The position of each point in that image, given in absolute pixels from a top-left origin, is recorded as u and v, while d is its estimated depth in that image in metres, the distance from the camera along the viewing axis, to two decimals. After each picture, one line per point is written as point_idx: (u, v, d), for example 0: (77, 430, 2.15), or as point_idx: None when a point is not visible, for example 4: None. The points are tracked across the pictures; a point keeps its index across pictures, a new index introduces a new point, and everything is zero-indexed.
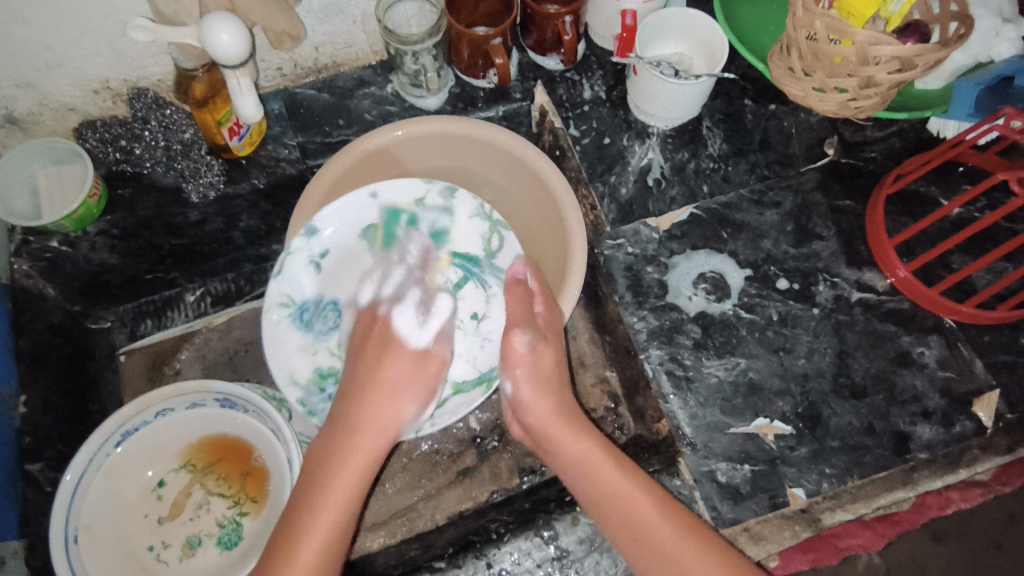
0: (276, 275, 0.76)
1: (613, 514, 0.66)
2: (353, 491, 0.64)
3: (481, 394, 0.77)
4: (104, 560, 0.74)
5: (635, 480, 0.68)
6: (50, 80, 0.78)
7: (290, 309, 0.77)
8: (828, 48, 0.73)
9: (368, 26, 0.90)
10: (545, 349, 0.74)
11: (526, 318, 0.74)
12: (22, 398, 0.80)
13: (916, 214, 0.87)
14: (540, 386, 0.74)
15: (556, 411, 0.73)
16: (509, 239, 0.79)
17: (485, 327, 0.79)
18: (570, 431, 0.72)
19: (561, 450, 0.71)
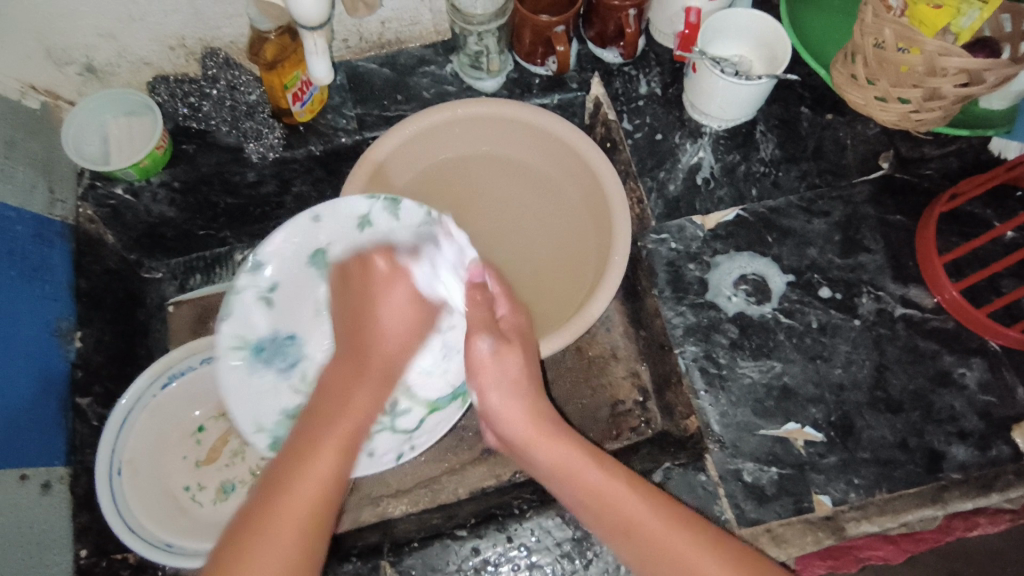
0: (222, 317, 0.73)
1: (597, 513, 0.64)
2: (348, 441, 0.63)
3: (457, 410, 0.77)
4: (145, 493, 0.79)
5: (614, 475, 0.65)
6: (131, 32, 0.82)
7: (245, 351, 0.74)
8: (895, 56, 0.73)
9: (434, 5, 0.92)
10: (508, 349, 0.70)
11: (484, 322, 0.72)
12: (77, 333, 0.83)
13: (968, 234, 0.86)
14: (516, 387, 0.71)
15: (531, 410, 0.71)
16: (468, 241, 0.76)
17: (452, 338, 0.76)
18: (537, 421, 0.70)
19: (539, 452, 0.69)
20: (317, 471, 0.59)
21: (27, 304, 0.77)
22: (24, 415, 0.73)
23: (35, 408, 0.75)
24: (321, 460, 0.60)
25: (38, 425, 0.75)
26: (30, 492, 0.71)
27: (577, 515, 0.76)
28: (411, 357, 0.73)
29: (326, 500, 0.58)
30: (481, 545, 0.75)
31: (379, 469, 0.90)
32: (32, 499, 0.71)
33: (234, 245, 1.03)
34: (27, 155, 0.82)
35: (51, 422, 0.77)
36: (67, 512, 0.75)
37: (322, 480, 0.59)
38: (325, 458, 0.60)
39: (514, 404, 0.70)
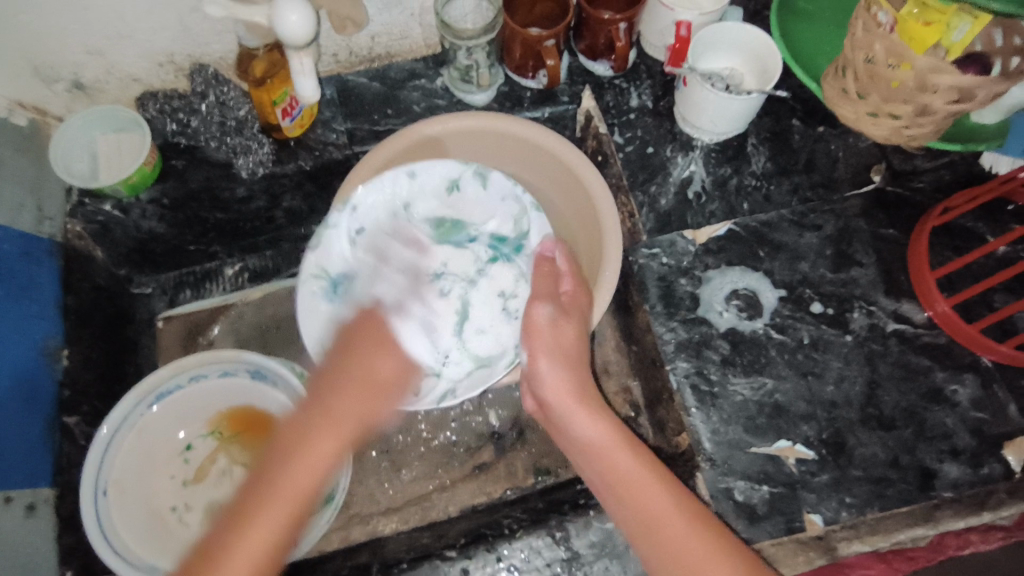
0: (313, 247, 0.77)
1: (622, 498, 0.66)
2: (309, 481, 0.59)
3: (505, 368, 0.77)
4: (130, 514, 0.78)
5: (649, 468, 0.67)
6: (119, 49, 0.81)
7: (323, 281, 0.77)
8: (886, 72, 0.72)
9: (424, 19, 0.91)
10: (572, 313, 0.73)
11: (549, 292, 0.74)
12: (65, 352, 0.82)
13: (960, 249, 0.85)
14: (563, 363, 0.72)
15: (577, 390, 0.72)
16: (539, 220, 0.80)
17: (512, 306, 0.80)
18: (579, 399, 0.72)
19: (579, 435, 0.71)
20: (275, 503, 0.57)
21: (14, 323, 0.77)
22: (9, 437, 0.73)
23: (21, 429, 0.75)
24: (285, 479, 0.59)
25: (24, 446, 0.74)
26: (14, 515, 0.71)
27: (566, 534, 0.76)
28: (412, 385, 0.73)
29: (291, 522, 0.57)
30: (470, 566, 0.75)
31: (369, 486, 0.90)
32: (16, 522, 0.71)
33: (226, 260, 1.02)
34: (13, 173, 0.82)
35: (37, 443, 0.76)
36: (52, 534, 0.75)
37: (285, 503, 0.57)
38: (290, 469, 0.59)
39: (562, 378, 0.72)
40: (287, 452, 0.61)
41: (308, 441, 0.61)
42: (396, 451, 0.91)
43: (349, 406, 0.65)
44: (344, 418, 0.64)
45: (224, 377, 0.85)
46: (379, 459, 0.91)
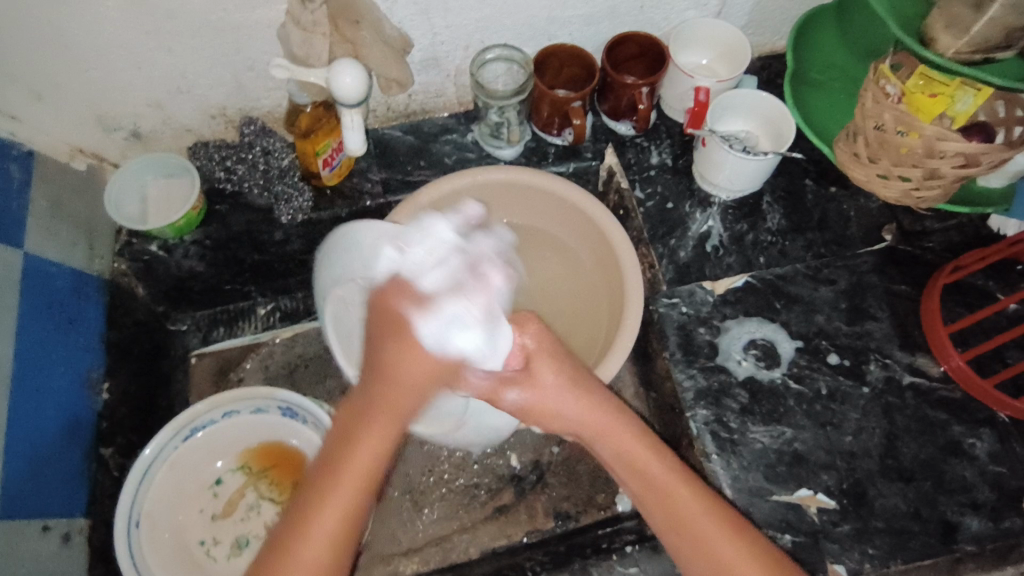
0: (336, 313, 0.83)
1: (690, 552, 0.63)
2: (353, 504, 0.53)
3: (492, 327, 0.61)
4: (160, 546, 0.82)
5: (717, 518, 0.63)
6: (177, 102, 0.88)
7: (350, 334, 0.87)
8: (895, 139, 0.77)
9: (459, 80, 0.98)
10: (535, 407, 0.68)
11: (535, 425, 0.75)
12: (105, 384, 0.86)
13: (972, 305, 0.88)
14: (571, 397, 0.67)
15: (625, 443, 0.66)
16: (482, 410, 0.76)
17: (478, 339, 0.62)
18: (618, 435, 0.66)
19: (634, 481, 0.66)
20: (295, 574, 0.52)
21: (60, 356, 0.81)
22: (51, 466, 0.76)
23: (60, 459, 0.78)
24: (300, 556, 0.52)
25: (63, 476, 0.78)
26: (50, 544, 0.74)
27: None
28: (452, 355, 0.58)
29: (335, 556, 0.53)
30: None
31: (391, 526, 0.90)
32: (51, 551, 0.74)
33: (258, 299, 1.05)
34: (70, 215, 0.87)
35: (74, 473, 0.79)
36: (83, 564, 0.78)
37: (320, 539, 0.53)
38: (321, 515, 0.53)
39: (592, 418, 0.67)
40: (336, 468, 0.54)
41: (335, 479, 0.54)
42: (418, 491, 0.93)
43: (380, 432, 0.55)
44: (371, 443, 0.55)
45: (257, 413, 0.88)
46: (401, 499, 0.92)
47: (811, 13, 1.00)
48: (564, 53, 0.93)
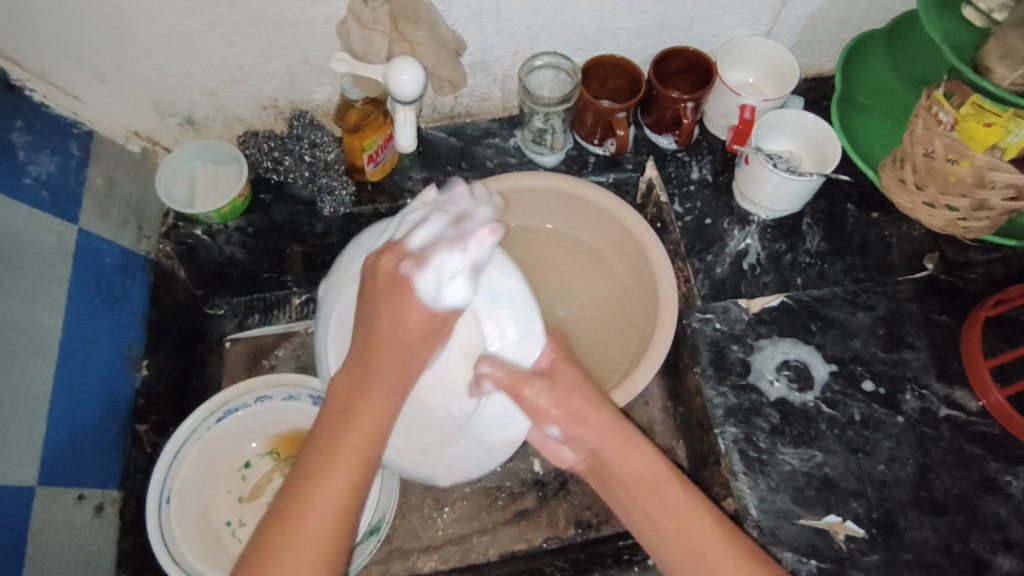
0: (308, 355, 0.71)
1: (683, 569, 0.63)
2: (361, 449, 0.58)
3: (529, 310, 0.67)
4: (187, 523, 0.83)
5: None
6: (231, 92, 0.90)
7: None
8: (945, 167, 0.77)
9: (505, 85, 0.99)
10: (562, 402, 0.67)
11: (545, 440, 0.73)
12: (144, 361, 0.88)
13: (1014, 340, 0.87)
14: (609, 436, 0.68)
15: (629, 460, 0.67)
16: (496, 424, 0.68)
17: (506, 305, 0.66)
18: (653, 490, 0.66)
19: (632, 504, 0.67)
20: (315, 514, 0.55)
21: (104, 331, 0.83)
22: (89, 438, 0.78)
23: (98, 431, 0.80)
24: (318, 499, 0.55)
25: (99, 448, 0.79)
26: (83, 513, 0.76)
27: None
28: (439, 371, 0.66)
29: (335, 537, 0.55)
30: None
31: (411, 522, 0.91)
32: (84, 520, 0.76)
33: (293, 289, 1.06)
34: (123, 195, 0.89)
35: (110, 446, 0.81)
36: (112, 536, 0.80)
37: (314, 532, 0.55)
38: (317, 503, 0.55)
39: (601, 434, 0.68)
40: (343, 433, 0.58)
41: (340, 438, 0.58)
42: (440, 489, 0.93)
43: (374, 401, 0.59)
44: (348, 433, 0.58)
45: (290, 399, 0.90)
46: (423, 496, 0.93)
47: (860, 38, 1.00)
48: (612, 63, 0.93)
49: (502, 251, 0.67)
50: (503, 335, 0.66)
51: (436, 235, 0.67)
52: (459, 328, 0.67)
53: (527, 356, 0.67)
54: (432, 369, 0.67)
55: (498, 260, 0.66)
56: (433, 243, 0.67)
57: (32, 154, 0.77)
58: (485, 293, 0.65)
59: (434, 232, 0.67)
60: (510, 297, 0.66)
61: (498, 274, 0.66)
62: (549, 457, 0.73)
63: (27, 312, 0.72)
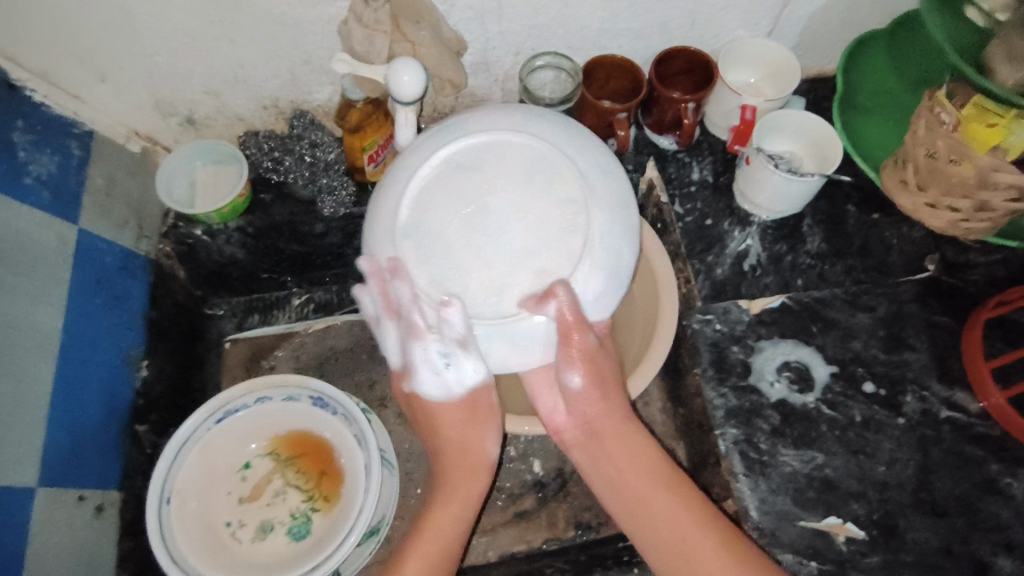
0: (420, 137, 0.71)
1: (659, 546, 0.68)
2: None
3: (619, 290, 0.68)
4: (188, 525, 0.82)
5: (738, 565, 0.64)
6: (232, 92, 0.90)
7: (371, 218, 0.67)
8: (947, 168, 0.77)
9: (506, 85, 0.99)
10: (591, 364, 0.70)
11: (548, 384, 0.74)
12: (144, 362, 0.88)
13: (1014, 342, 0.86)
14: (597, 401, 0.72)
15: (625, 440, 0.72)
16: (524, 348, 0.66)
17: (605, 258, 0.66)
18: (628, 458, 0.71)
19: (625, 483, 0.71)
20: None
21: (104, 331, 0.83)
22: (89, 439, 0.78)
23: (98, 432, 0.80)
24: None
25: (99, 449, 0.79)
26: (83, 514, 0.76)
27: None
28: (512, 267, 0.63)
29: None
30: None
31: (411, 523, 0.91)
32: (84, 521, 0.76)
33: (293, 289, 1.07)
34: (123, 195, 0.89)
35: (110, 447, 0.81)
36: (113, 537, 0.80)
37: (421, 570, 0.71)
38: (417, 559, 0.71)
39: (605, 414, 0.72)
40: None
41: None
42: None
43: None
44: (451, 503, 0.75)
45: (289, 401, 0.89)
46: (422, 496, 0.92)
47: (862, 39, 1.00)
48: (612, 64, 0.94)
49: (628, 217, 0.68)
50: (590, 284, 0.65)
51: (598, 159, 0.68)
52: (556, 238, 0.64)
53: (592, 312, 0.67)
54: (497, 244, 0.63)
55: (621, 225, 0.67)
56: (599, 170, 0.67)
57: (32, 154, 0.77)
58: (603, 239, 0.65)
59: (603, 163, 0.68)
60: (614, 259, 0.66)
61: (612, 226, 0.66)
62: (539, 408, 0.76)
63: (26, 312, 0.72)
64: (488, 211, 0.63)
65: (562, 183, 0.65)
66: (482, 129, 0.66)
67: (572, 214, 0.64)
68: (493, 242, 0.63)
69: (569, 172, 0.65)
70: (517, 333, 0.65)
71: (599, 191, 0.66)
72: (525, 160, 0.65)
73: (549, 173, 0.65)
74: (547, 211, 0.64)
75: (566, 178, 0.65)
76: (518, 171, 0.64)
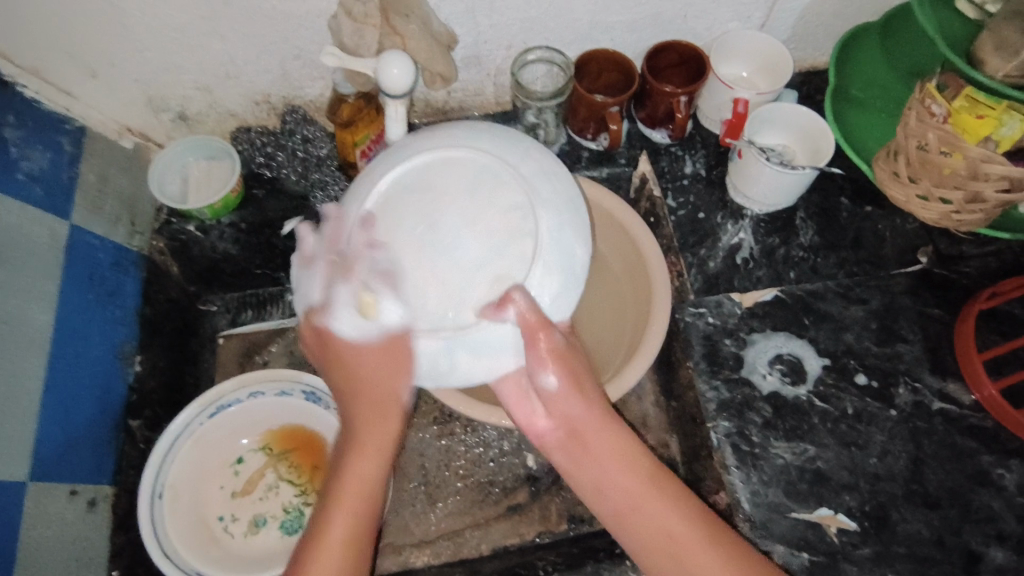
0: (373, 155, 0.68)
1: (655, 552, 0.64)
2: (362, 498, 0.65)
3: (576, 290, 0.65)
4: (181, 518, 0.83)
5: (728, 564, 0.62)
6: (224, 87, 0.90)
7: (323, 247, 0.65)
8: (939, 159, 0.76)
9: (498, 80, 0.99)
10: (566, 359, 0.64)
11: (523, 392, 0.67)
12: (137, 357, 0.88)
13: (1007, 334, 0.86)
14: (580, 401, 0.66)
15: (609, 437, 0.66)
16: (489, 357, 0.62)
17: (562, 258, 0.63)
18: (619, 467, 0.66)
19: (612, 482, 0.66)
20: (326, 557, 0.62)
21: (97, 326, 0.83)
22: (81, 434, 0.78)
23: (91, 426, 0.80)
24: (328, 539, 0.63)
25: (92, 444, 0.80)
26: (76, 508, 0.76)
27: None
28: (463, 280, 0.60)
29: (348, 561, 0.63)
30: None
31: (404, 517, 0.91)
32: (77, 515, 0.76)
33: (286, 287, 1.04)
34: (115, 191, 0.89)
35: (103, 442, 0.81)
36: (106, 531, 0.80)
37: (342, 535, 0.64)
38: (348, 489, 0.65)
39: (585, 410, 0.66)
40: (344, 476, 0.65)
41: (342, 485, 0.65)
42: (433, 484, 0.93)
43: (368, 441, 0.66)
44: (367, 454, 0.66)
45: (282, 395, 0.90)
46: (416, 490, 0.93)
47: (853, 32, 1.00)
48: (605, 57, 0.93)
49: (580, 216, 0.66)
50: (546, 284, 0.62)
51: (540, 161, 0.65)
52: (506, 244, 0.61)
53: (555, 312, 0.64)
54: (447, 255, 0.60)
55: (572, 222, 0.64)
56: (545, 173, 0.65)
57: (24, 149, 0.77)
58: (554, 239, 0.62)
59: (546, 166, 0.65)
60: (568, 258, 0.63)
61: (562, 226, 0.63)
62: (520, 414, 0.68)
63: (18, 308, 0.72)
64: (435, 225, 0.60)
65: (505, 188, 0.62)
66: (424, 148, 0.64)
67: (521, 219, 0.62)
68: (442, 254, 0.60)
69: (512, 178, 0.63)
70: (477, 343, 0.61)
71: (544, 193, 0.63)
72: (469, 170, 0.63)
73: (494, 182, 0.62)
74: (495, 217, 0.61)
75: (511, 184, 0.62)
76: (462, 182, 0.62)
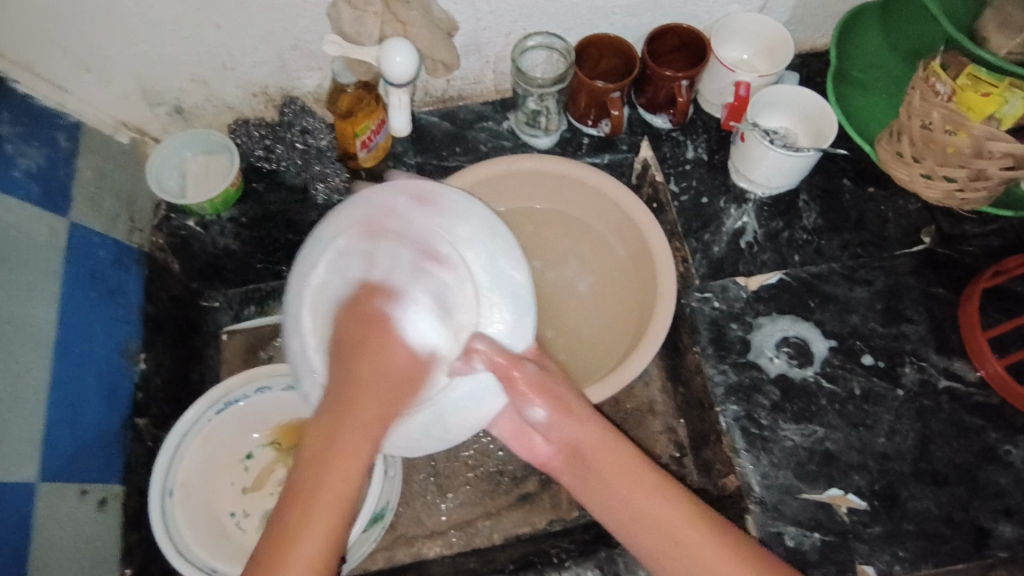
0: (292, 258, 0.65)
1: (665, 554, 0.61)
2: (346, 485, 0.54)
3: (528, 314, 0.66)
4: (192, 515, 0.82)
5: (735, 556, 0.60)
6: (221, 80, 0.89)
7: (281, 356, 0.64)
8: (943, 138, 0.76)
9: (498, 67, 0.98)
10: (546, 387, 0.66)
11: (521, 428, 0.70)
12: (141, 355, 0.87)
13: (1011, 312, 0.87)
14: (576, 422, 0.67)
15: (610, 455, 0.66)
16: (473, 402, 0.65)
17: (504, 285, 0.65)
18: (620, 478, 0.65)
19: (614, 496, 0.64)
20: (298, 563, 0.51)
21: (100, 325, 0.82)
22: (89, 433, 0.78)
23: (99, 426, 0.79)
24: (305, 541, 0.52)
25: (100, 444, 0.79)
26: (87, 508, 0.75)
27: (617, 568, 0.78)
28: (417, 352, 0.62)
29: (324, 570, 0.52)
30: None
31: (415, 508, 0.91)
32: (88, 515, 0.76)
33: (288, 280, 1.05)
34: (113, 186, 0.88)
35: (111, 441, 0.81)
36: (117, 530, 0.79)
37: (334, 504, 0.53)
38: (348, 432, 0.55)
39: (582, 431, 0.66)
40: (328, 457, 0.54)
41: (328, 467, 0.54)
42: (443, 475, 0.93)
43: (360, 415, 0.56)
44: (357, 427, 0.56)
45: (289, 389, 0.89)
46: (426, 482, 0.93)
47: (855, 11, 1.00)
48: (605, 41, 0.93)
49: (503, 240, 0.67)
50: (498, 320, 0.65)
51: (449, 207, 0.66)
52: (451, 306, 0.63)
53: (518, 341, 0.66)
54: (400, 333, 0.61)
55: (500, 250, 0.66)
56: (456, 216, 0.65)
57: (19, 146, 0.75)
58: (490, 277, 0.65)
59: (456, 210, 0.66)
60: (508, 286, 0.65)
61: (494, 258, 0.65)
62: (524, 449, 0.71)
63: (21, 307, 0.71)
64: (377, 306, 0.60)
65: (426, 250, 0.63)
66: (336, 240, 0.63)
67: (455, 272, 0.64)
68: (397, 339, 0.61)
69: (430, 237, 0.64)
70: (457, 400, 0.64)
71: (462, 238, 0.65)
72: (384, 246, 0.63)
73: (412, 250, 0.63)
74: (432, 281, 0.63)
75: (432, 245, 0.63)
76: (382, 256, 0.62)
